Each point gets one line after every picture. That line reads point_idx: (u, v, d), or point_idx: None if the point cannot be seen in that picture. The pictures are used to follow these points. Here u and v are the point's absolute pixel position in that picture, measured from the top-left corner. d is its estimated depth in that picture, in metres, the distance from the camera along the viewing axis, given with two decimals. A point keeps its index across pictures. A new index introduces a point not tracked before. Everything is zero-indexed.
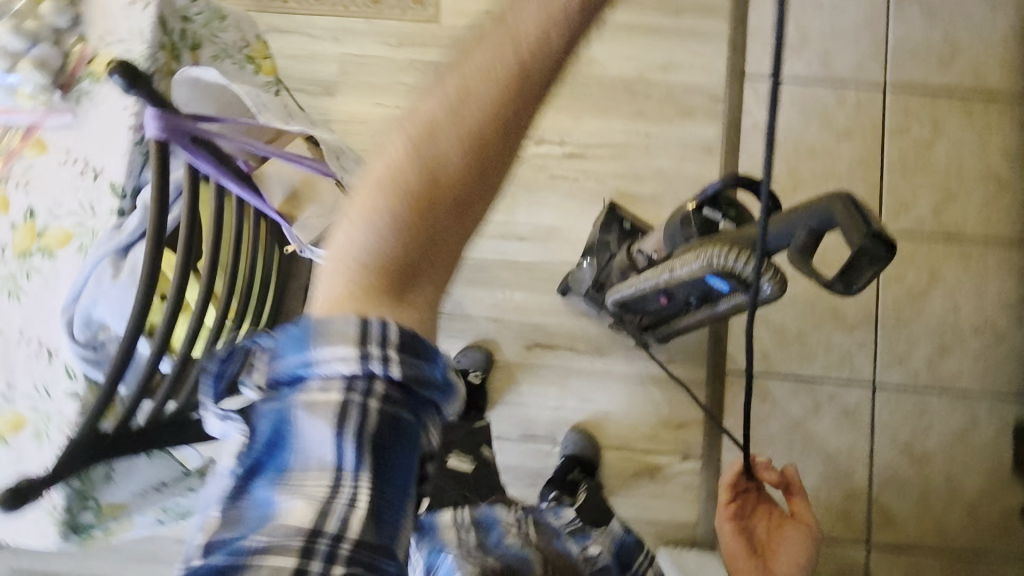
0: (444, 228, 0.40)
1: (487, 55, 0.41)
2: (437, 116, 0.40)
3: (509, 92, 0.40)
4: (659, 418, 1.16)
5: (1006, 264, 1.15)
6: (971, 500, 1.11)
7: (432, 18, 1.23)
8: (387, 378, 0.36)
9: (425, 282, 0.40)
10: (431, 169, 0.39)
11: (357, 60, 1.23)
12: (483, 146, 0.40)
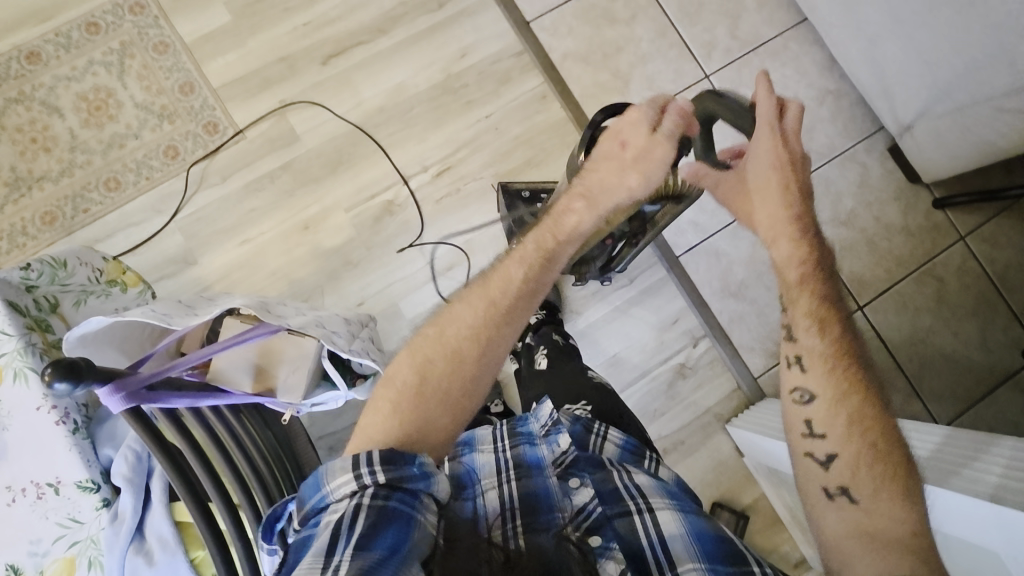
0: (472, 381, 0.65)
1: (524, 253, 0.71)
2: (484, 285, 0.69)
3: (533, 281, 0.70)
4: (657, 326, 1.23)
5: (804, 40, 1.33)
6: (901, 223, 1.28)
7: (236, 137, 1.19)
8: (382, 474, 0.55)
9: (445, 404, 0.63)
10: (467, 336, 0.66)
11: (195, 217, 1.16)
12: (503, 305, 0.68)
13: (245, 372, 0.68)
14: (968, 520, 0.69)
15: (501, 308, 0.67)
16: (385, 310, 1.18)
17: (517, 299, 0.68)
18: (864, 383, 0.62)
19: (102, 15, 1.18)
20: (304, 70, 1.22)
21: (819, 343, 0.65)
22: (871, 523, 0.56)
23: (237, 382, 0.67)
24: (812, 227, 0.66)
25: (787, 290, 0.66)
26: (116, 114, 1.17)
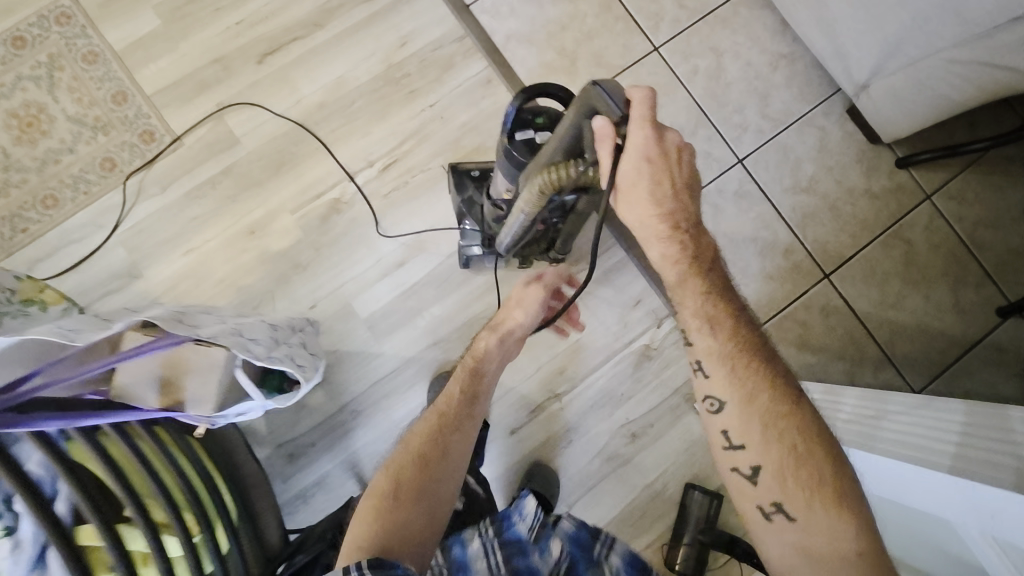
0: (437, 472, 0.75)
1: (455, 377, 0.86)
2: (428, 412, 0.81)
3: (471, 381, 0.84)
4: (620, 309, 1.20)
5: (755, 5, 1.29)
6: (864, 187, 1.25)
7: (174, 145, 1.16)
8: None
9: (412, 506, 0.71)
10: (418, 450, 0.76)
11: (136, 229, 1.13)
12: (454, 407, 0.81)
13: (150, 387, 0.64)
14: (933, 491, 0.66)
15: (443, 415, 0.79)
16: (338, 311, 1.15)
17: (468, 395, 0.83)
18: (775, 387, 0.63)
19: (27, 28, 1.15)
20: (240, 71, 1.19)
21: (716, 343, 0.64)
22: (811, 544, 0.59)
23: (138, 399, 0.63)
24: (686, 223, 0.64)
25: (674, 293, 0.66)
26: (49, 130, 1.14)
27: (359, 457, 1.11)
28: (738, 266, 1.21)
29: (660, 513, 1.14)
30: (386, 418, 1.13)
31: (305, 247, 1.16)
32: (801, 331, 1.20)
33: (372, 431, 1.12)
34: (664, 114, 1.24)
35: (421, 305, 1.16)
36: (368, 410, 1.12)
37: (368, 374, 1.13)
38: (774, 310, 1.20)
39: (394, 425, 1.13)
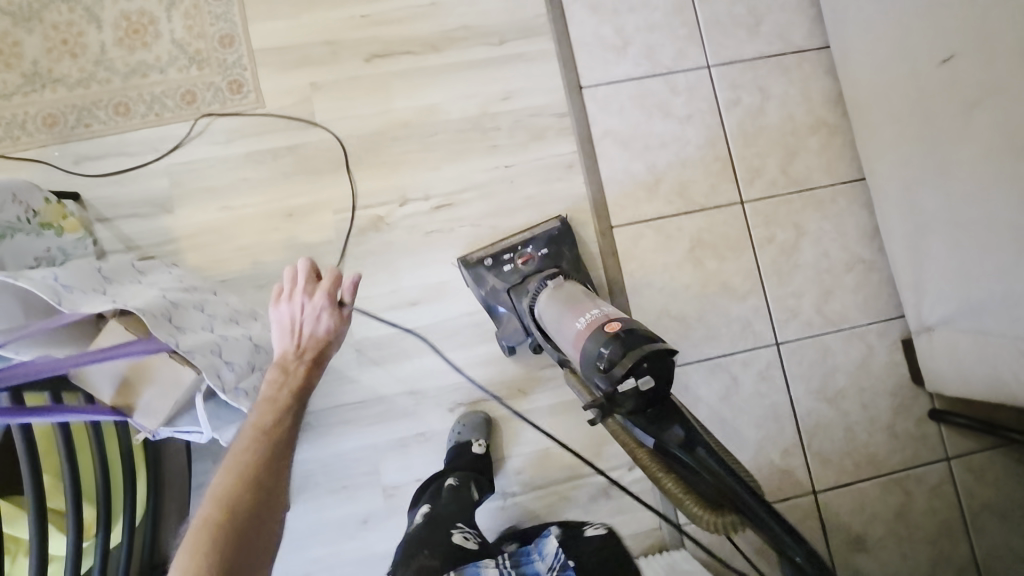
0: (267, 524, 0.57)
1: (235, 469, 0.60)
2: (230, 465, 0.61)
3: (267, 437, 0.64)
4: (600, 435, 1.16)
5: (855, 200, 1.25)
6: (887, 421, 1.19)
7: (255, 105, 1.16)
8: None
9: (270, 529, 0.58)
10: (228, 514, 0.56)
11: (186, 167, 1.13)
12: (270, 451, 0.62)
13: (109, 383, 0.62)
14: None
15: (277, 452, 0.63)
16: None
17: (282, 446, 0.64)
18: None
19: None
20: (346, 59, 1.18)
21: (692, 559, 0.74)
22: None
23: (94, 391, 0.61)
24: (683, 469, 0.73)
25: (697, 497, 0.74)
26: (151, 43, 1.15)
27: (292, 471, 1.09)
28: (732, 444, 1.16)
29: None
30: (333, 444, 1.10)
31: (332, 249, 1.15)
32: None
33: (315, 450, 1.10)
34: (723, 267, 1.20)
35: (414, 351, 1.14)
36: (321, 429, 1.10)
37: (335, 396, 1.11)
38: None
39: (338, 454, 1.10)
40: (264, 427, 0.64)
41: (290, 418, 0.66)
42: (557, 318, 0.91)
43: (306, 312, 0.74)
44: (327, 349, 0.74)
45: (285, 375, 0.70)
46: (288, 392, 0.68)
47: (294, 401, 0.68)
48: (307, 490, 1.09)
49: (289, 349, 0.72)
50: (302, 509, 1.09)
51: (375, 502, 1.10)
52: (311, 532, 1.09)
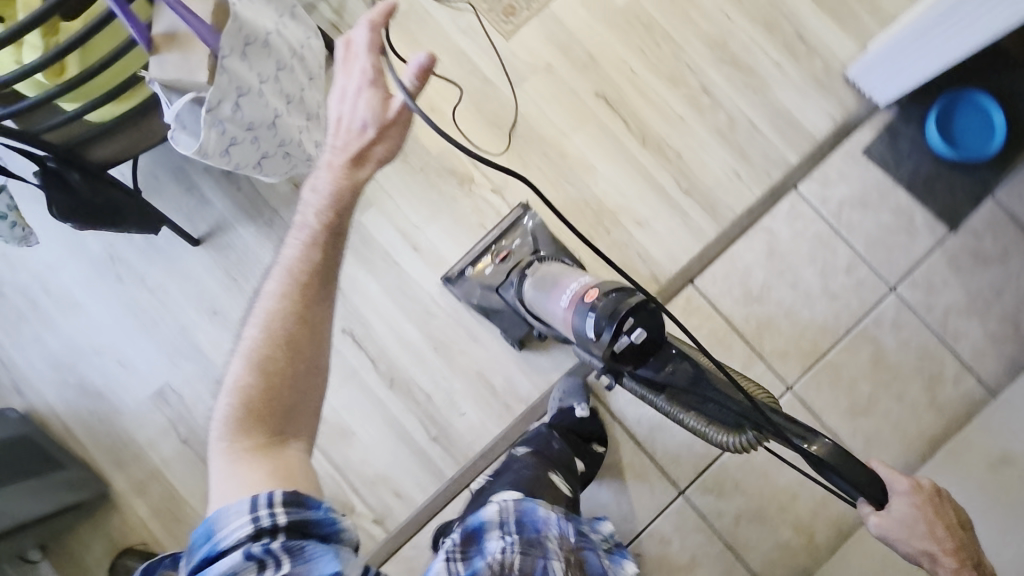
0: (308, 350, 0.65)
1: (269, 318, 0.64)
2: (270, 323, 0.64)
3: (301, 284, 0.66)
4: (390, 475, 1.14)
5: None
6: None
7: (505, 33, 1.26)
8: (285, 520, 0.55)
9: (317, 384, 0.66)
10: (266, 381, 0.63)
11: (423, 13, 1.26)
12: (306, 279, 0.66)
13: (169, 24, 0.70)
14: None
15: (297, 295, 0.65)
16: (363, 194, 1.20)
17: (316, 294, 0.66)
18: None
19: None
20: (586, 78, 1.25)
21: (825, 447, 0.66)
22: None
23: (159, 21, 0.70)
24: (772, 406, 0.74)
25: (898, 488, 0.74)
26: None
27: (226, 232, 1.19)
28: None
29: (177, 543, 1.11)
30: (263, 252, 1.19)
31: (423, 157, 1.22)
32: None
33: (251, 240, 1.19)
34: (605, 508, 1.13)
35: (376, 271, 1.19)
36: (271, 235, 1.19)
37: None
38: None
39: (258, 260, 1.18)
40: (302, 272, 0.66)
41: (328, 226, 0.65)
42: (552, 301, 0.96)
43: (353, 84, 0.65)
44: (367, 151, 0.65)
45: (321, 199, 0.65)
46: (328, 214, 0.65)
47: (337, 216, 0.65)
48: (216, 252, 1.18)
49: (341, 150, 0.65)
50: (198, 258, 1.18)
51: (234, 312, 1.17)
52: (184, 276, 1.17)
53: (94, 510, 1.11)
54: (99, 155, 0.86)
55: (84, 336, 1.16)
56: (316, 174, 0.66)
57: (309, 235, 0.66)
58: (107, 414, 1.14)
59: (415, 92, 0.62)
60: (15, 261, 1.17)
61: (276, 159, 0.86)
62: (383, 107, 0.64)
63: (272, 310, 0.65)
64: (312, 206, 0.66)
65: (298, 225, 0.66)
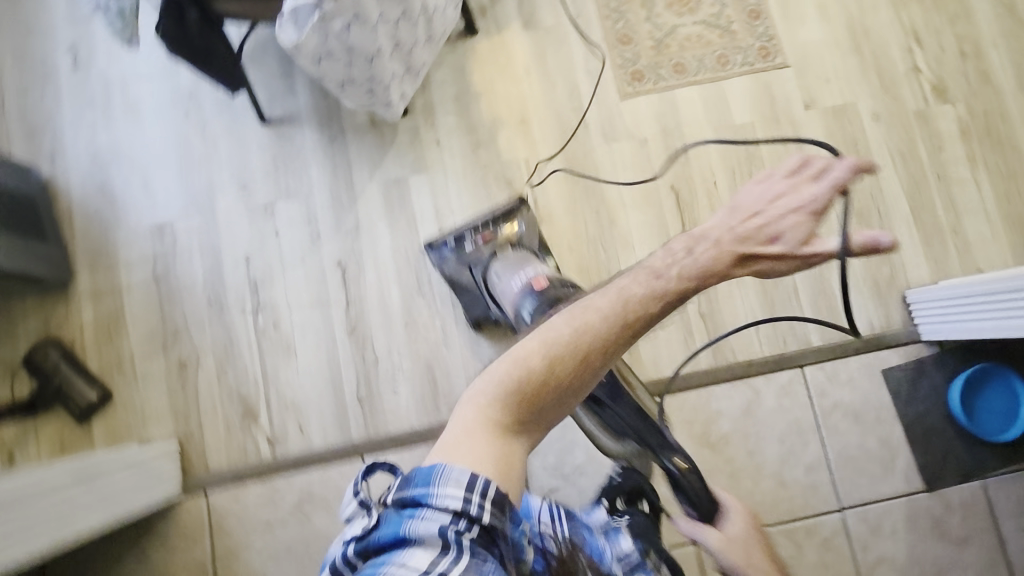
0: (590, 371, 0.61)
1: (580, 318, 0.61)
2: (584, 322, 0.61)
3: (624, 324, 0.61)
4: (304, 408, 1.17)
5: None
6: None
7: (623, 94, 1.30)
8: (487, 519, 0.53)
9: (575, 395, 0.62)
10: (547, 372, 0.60)
11: (564, 40, 1.31)
12: (627, 326, 0.61)
13: None
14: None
15: (618, 330, 0.61)
16: (423, 160, 1.26)
17: (630, 333, 0.61)
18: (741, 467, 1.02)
19: (763, 24, 1.33)
20: (669, 169, 1.27)
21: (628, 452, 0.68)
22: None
23: None
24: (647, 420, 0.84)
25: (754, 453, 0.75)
26: (672, 10, 1.33)
27: (294, 127, 1.26)
28: (280, 550, 1.11)
29: (98, 358, 1.16)
30: (314, 160, 1.25)
31: (492, 157, 1.26)
32: None
33: (310, 145, 1.25)
34: None
35: (396, 230, 1.23)
36: (329, 150, 1.25)
37: (358, 162, 1.25)
38: (216, 566, 1.10)
39: (306, 165, 1.24)
40: (631, 307, 0.61)
41: (656, 310, 0.61)
42: (507, 282, 1.08)
43: (790, 200, 0.62)
44: (762, 259, 0.62)
45: (688, 262, 0.62)
46: (681, 284, 0.61)
47: (692, 285, 0.62)
48: (275, 138, 1.25)
49: (732, 231, 0.63)
50: (259, 134, 1.25)
51: (261, 196, 1.23)
52: (239, 142, 1.24)
53: (46, 292, 1.17)
54: (222, 9, 0.95)
55: (130, 145, 1.23)
56: (697, 241, 0.63)
57: (659, 283, 0.62)
58: (108, 218, 1.21)
59: (850, 253, 0.58)
60: (116, 55, 1.26)
61: (359, 88, 0.91)
62: (804, 241, 0.61)
63: (589, 322, 0.61)
64: (677, 262, 0.62)
65: (645, 268, 0.64)
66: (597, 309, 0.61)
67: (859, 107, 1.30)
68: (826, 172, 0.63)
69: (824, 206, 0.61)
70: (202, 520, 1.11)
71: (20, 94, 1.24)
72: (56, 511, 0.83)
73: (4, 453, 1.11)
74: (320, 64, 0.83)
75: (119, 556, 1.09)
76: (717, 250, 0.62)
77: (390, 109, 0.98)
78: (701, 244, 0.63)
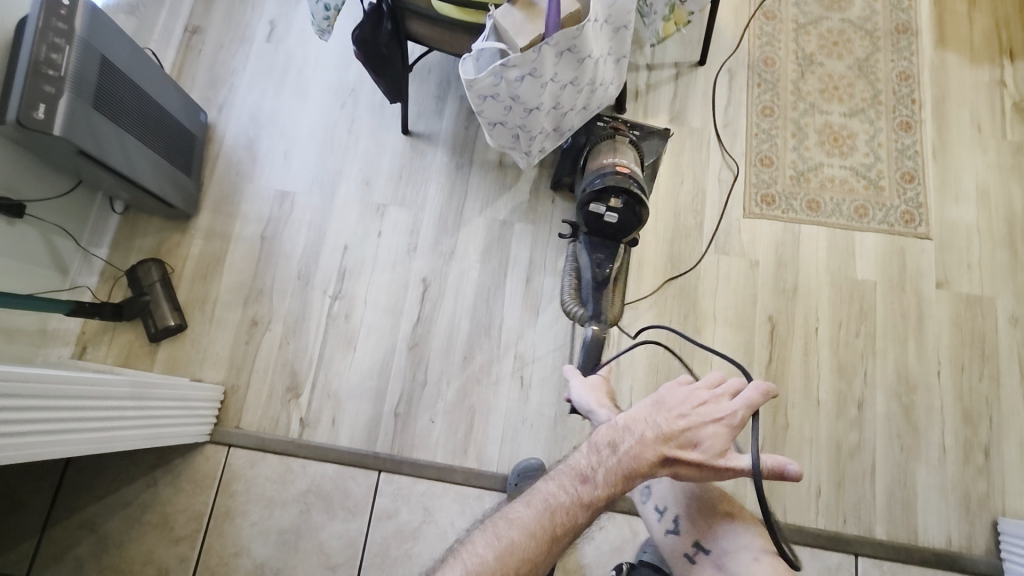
0: None
1: (504, 533, 0.62)
2: (511, 543, 0.61)
3: (552, 535, 0.62)
4: (344, 402, 1.18)
5: None
6: None
7: (747, 211, 1.28)
8: None
9: None
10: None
11: (704, 143, 1.32)
12: (553, 538, 0.62)
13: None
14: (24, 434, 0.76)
15: (542, 544, 0.62)
16: (534, 211, 1.29)
17: (555, 546, 0.62)
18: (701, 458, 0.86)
19: (914, 190, 1.28)
20: (772, 299, 1.22)
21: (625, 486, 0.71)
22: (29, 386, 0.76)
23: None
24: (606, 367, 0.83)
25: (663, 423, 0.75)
26: (822, 146, 1.31)
27: (429, 145, 1.33)
28: (271, 529, 1.11)
29: (187, 290, 1.24)
30: (436, 180, 1.31)
31: None
32: (174, 525, 1.11)
33: (437, 165, 1.32)
34: None
35: (485, 266, 1.26)
36: (451, 175, 1.32)
37: (475, 193, 1.30)
38: (209, 521, 1.11)
39: (427, 181, 1.31)
40: (556, 521, 0.63)
41: (582, 518, 0.64)
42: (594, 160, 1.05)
43: (710, 409, 0.67)
44: (701, 451, 0.65)
45: (613, 461, 0.66)
46: (609, 486, 0.64)
47: (621, 487, 0.65)
48: (409, 149, 1.33)
49: (657, 427, 0.66)
50: (397, 142, 1.33)
51: (377, 196, 1.30)
52: (376, 143, 1.33)
53: (167, 217, 1.27)
54: (413, 28, 1.03)
55: (286, 116, 1.35)
56: (620, 436, 0.67)
57: (584, 489, 0.65)
58: (244, 172, 1.32)
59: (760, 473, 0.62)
60: (305, 38, 1.41)
61: (506, 131, 0.94)
62: (721, 451, 0.64)
63: (505, 539, 0.61)
64: (606, 463, 0.66)
65: (574, 470, 0.66)
66: (522, 523, 0.63)
67: (997, 304, 1.20)
68: (738, 390, 0.68)
69: (742, 420, 0.65)
70: (214, 472, 1.14)
71: (216, 48, 1.40)
72: (100, 422, 0.87)
73: (78, 345, 1.20)
74: (483, 102, 0.86)
75: (131, 477, 1.13)
76: (651, 448, 0.65)
77: (525, 157, 1.02)
78: (623, 442, 0.66)
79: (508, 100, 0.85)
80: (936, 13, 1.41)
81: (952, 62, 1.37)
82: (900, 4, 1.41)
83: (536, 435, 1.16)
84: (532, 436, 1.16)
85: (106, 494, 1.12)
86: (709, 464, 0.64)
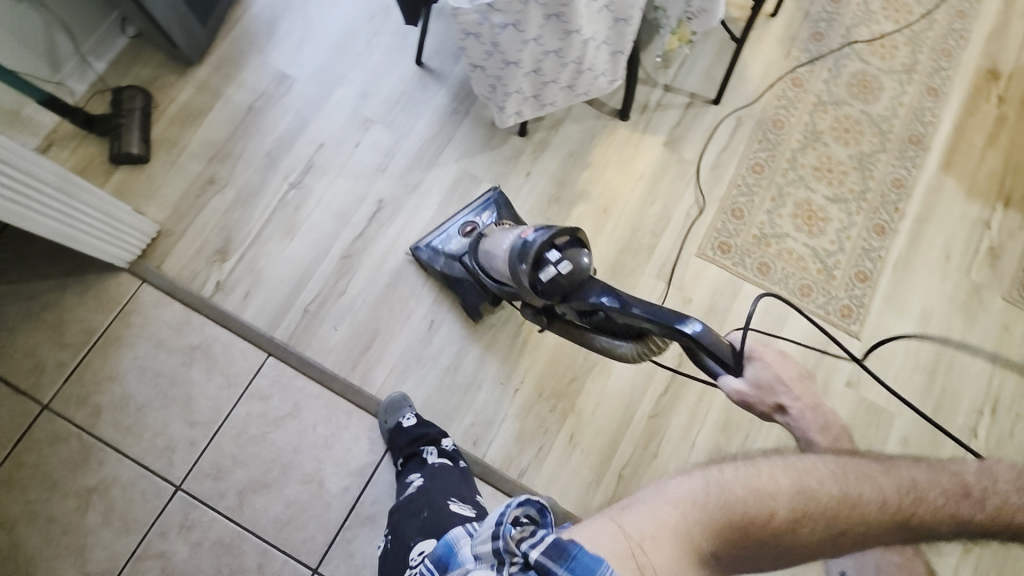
0: (797, 539, 0.49)
1: (801, 470, 0.52)
2: (810, 486, 0.51)
3: (846, 507, 0.50)
4: (263, 281, 1.22)
5: None
6: (19, 514, 1.07)
7: (702, 250, 1.30)
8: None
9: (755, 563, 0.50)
10: (754, 512, 0.49)
11: (688, 176, 1.35)
12: (852, 516, 0.50)
13: None
14: None
15: (843, 508, 0.50)
16: (505, 177, 1.32)
17: (841, 524, 0.50)
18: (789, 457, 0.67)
19: (863, 289, 1.30)
20: None
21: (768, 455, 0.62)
22: None
23: None
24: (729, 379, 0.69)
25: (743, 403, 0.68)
26: (795, 218, 1.33)
27: (434, 81, 1.36)
28: (151, 368, 1.15)
29: (162, 129, 1.28)
30: (429, 115, 1.34)
31: (559, 217, 1.30)
32: (66, 331, 1.16)
33: (435, 103, 1.35)
34: (276, 495, 1.11)
35: (442, 210, 1.29)
36: (444, 117, 1.35)
37: (458, 141, 1.33)
38: (99, 340, 1.16)
39: (421, 113, 1.34)
40: (854, 493, 0.51)
41: (883, 516, 0.51)
42: (497, 243, 1.03)
43: None
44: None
45: (935, 488, 0.53)
46: (927, 507, 0.52)
47: (943, 520, 0.52)
48: (415, 78, 1.36)
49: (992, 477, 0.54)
50: (407, 67, 1.36)
51: (370, 109, 1.33)
52: (388, 62, 1.37)
53: (171, 57, 1.32)
54: None
55: (316, 7, 1.39)
56: (939, 471, 0.54)
57: (893, 494, 0.52)
58: (256, 43, 1.35)
59: None
60: None
61: (485, 79, 0.98)
62: None
63: (779, 480, 0.51)
64: (909, 471, 0.54)
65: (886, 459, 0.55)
66: (824, 476, 0.52)
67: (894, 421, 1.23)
68: None
69: None
70: (121, 299, 1.18)
71: None
72: (21, 198, 0.92)
73: (44, 141, 1.25)
74: (465, 40, 0.90)
75: (45, 274, 1.18)
76: (977, 493, 0.53)
77: (497, 118, 1.05)
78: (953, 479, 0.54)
79: (490, 44, 0.90)
80: (954, 138, 1.42)
81: (949, 187, 1.38)
82: (923, 117, 1.42)
83: (424, 377, 1.20)
84: (420, 377, 1.20)
85: (17, 281, 1.17)
86: (999, 510, 0.53)
